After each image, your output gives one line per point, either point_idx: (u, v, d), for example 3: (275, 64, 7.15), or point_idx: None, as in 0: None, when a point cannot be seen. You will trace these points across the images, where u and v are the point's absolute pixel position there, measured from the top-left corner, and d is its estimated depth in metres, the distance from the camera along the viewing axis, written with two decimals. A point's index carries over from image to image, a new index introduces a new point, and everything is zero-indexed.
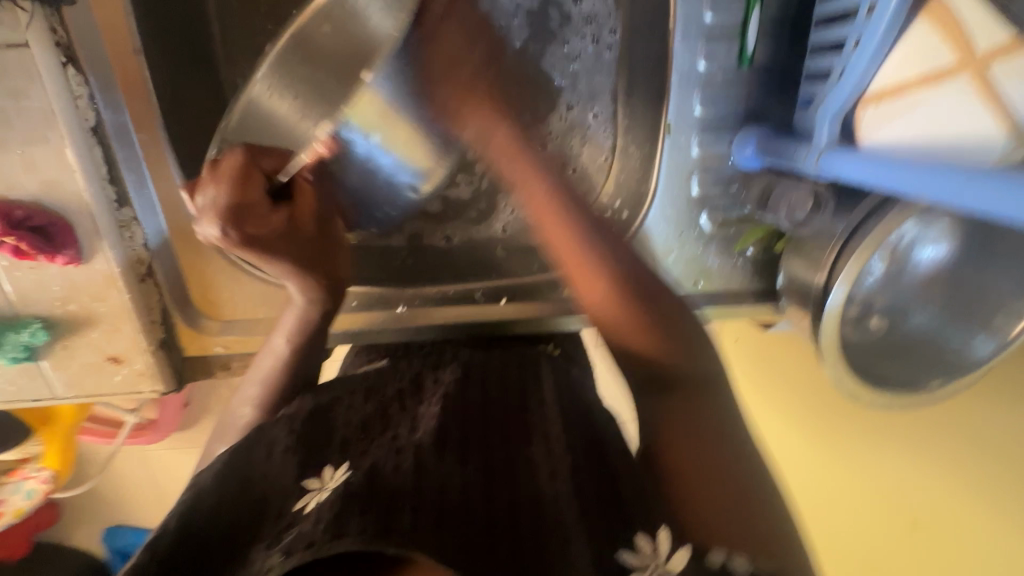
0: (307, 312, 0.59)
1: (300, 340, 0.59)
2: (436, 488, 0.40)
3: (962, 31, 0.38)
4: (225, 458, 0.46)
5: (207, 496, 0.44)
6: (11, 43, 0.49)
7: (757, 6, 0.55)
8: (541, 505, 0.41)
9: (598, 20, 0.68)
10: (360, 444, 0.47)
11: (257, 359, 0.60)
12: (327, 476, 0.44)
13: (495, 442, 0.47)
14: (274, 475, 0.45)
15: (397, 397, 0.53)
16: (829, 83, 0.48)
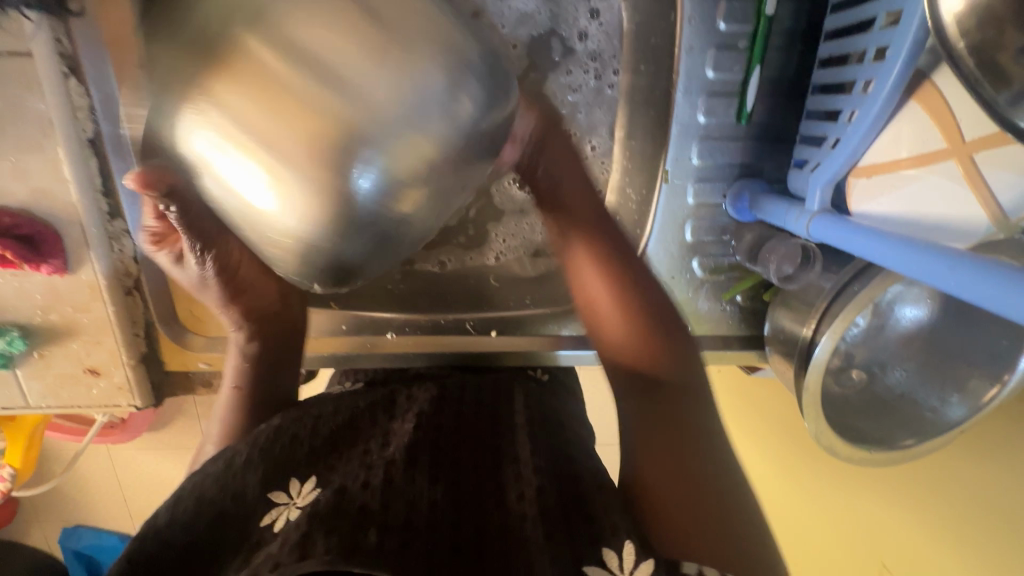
0: (244, 353, 0.58)
1: (245, 381, 0.58)
2: (406, 507, 0.39)
3: (952, 120, 0.39)
4: (193, 479, 0.44)
5: (163, 515, 0.42)
6: (14, 52, 0.49)
7: (759, 66, 0.57)
8: (509, 526, 0.41)
9: (603, 58, 0.68)
10: (329, 457, 0.46)
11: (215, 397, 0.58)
12: (294, 491, 0.42)
13: (464, 461, 0.47)
14: (234, 490, 0.43)
15: (369, 411, 0.53)
16: (823, 149, 0.50)
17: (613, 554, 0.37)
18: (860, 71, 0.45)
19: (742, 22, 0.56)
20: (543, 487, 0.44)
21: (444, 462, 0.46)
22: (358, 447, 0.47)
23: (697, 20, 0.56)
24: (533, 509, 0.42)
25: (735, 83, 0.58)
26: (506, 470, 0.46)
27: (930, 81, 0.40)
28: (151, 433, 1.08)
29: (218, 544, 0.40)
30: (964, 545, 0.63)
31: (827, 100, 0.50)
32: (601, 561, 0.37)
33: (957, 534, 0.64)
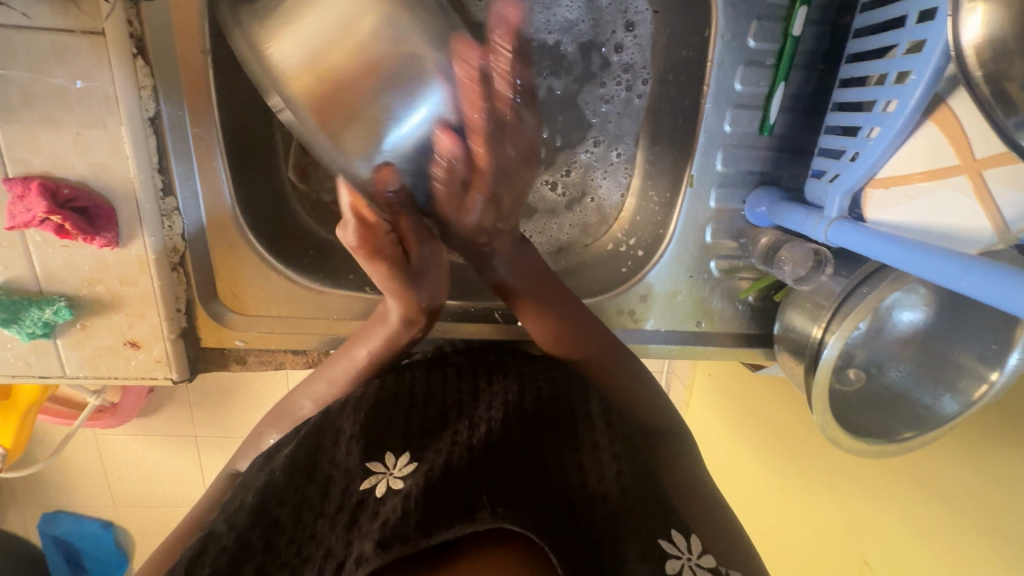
0: (397, 334, 0.62)
1: (377, 358, 0.63)
2: (505, 484, 0.48)
3: (965, 139, 0.43)
4: (294, 450, 0.53)
5: (277, 476, 0.51)
6: (89, 31, 0.51)
7: (783, 83, 0.61)
8: (595, 495, 0.50)
9: (634, 69, 0.73)
10: (422, 437, 0.54)
11: (334, 361, 0.64)
12: (390, 463, 0.51)
13: (550, 445, 0.55)
14: (341, 459, 0.53)
15: (456, 404, 0.59)
16: (842, 161, 0.55)
17: (682, 538, 0.47)
18: (880, 92, 0.50)
19: (769, 41, 0.60)
20: (621, 470, 0.52)
21: (532, 445, 0.54)
22: (449, 427, 0.56)
23: (729, 36, 0.60)
24: (614, 487, 0.51)
25: (760, 97, 0.63)
26: (585, 452, 0.54)
27: (947, 104, 0.44)
28: (145, 414, 1.08)
29: (327, 497, 0.51)
30: (951, 538, 0.66)
31: (847, 116, 0.55)
32: (670, 538, 0.47)
33: (947, 537, 0.67)
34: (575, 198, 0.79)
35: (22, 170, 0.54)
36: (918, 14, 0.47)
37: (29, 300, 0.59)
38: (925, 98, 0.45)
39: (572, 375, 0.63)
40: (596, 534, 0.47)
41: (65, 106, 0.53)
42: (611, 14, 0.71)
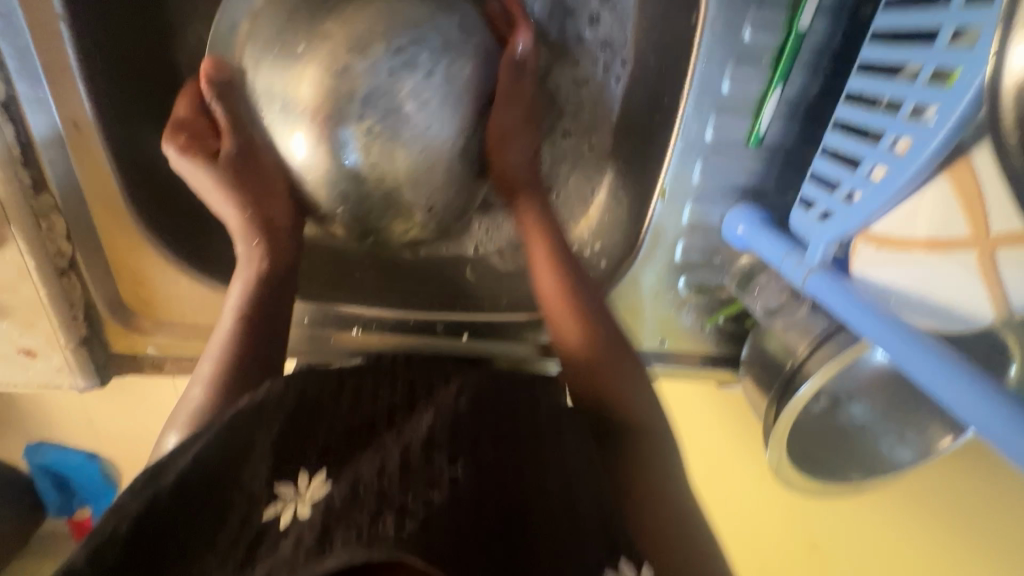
0: (234, 338, 0.55)
1: (222, 375, 0.54)
2: (426, 486, 0.43)
3: (983, 206, 0.35)
4: (190, 461, 0.46)
5: (166, 497, 0.45)
6: None
7: (781, 85, 0.51)
8: (545, 502, 0.45)
9: (613, 48, 0.62)
10: (343, 453, 0.48)
11: (210, 335, 0.56)
12: (301, 486, 0.45)
13: (487, 445, 0.48)
14: (245, 484, 0.46)
15: (388, 412, 0.52)
16: (834, 196, 0.47)
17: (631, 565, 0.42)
18: (890, 125, 0.41)
19: (770, 32, 0.49)
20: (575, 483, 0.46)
21: (468, 446, 0.47)
22: (374, 443, 0.49)
23: (719, 26, 0.49)
24: (562, 501, 0.45)
25: (750, 102, 0.52)
26: (535, 461, 0.48)
27: (969, 157, 0.36)
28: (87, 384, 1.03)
29: (222, 525, 0.44)
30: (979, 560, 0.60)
31: (847, 142, 0.46)
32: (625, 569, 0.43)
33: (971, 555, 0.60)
34: None
35: None
36: (953, 30, 0.36)
37: None
38: (943, 149, 0.36)
39: (531, 377, 0.57)
40: (521, 547, 0.42)
41: None
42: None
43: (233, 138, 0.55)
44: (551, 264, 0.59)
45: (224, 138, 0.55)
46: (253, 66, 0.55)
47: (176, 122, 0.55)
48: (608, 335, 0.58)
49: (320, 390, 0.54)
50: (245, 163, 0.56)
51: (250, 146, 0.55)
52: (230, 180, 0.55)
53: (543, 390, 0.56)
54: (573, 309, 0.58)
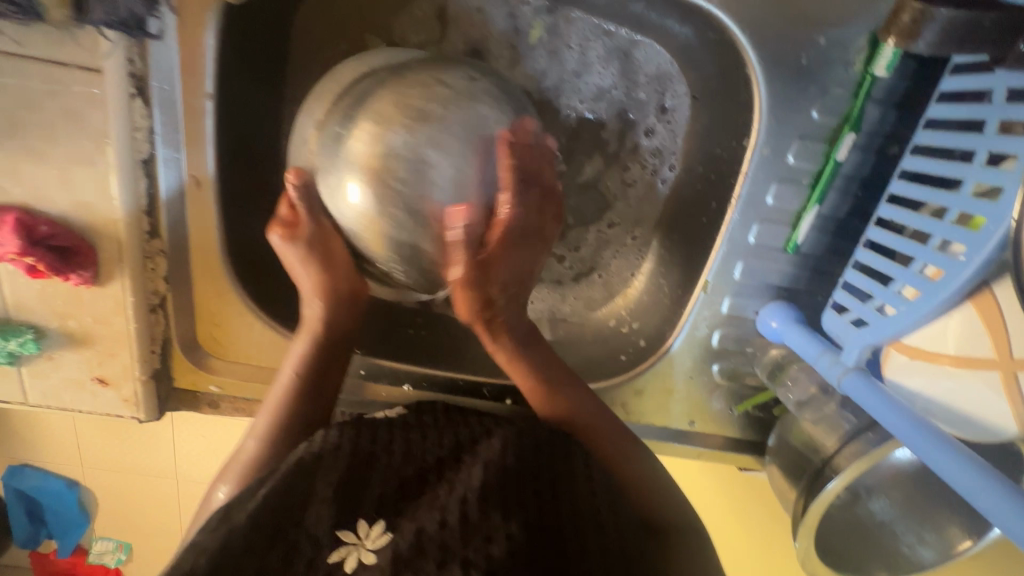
0: (292, 389, 0.61)
1: (280, 421, 0.60)
2: (483, 541, 0.46)
3: (1005, 332, 0.41)
4: (260, 503, 0.48)
5: (238, 539, 0.46)
6: (84, 66, 0.47)
7: (816, 205, 0.58)
8: (578, 553, 0.49)
9: (664, 155, 0.71)
10: (397, 503, 0.51)
11: (271, 386, 0.62)
12: (362, 533, 0.48)
13: (531, 500, 0.51)
14: (309, 525, 0.49)
15: (437, 466, 0.55)
16: (868, 307, 0.52)
17: None
18: (919, 253, 0.47)
19: (812, 160, 0.57)
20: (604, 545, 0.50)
21: (516, 500, 0.50)
22: (427, 490, 0.53)
23: (768, 151, 0.56)
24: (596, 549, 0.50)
25: (790, 214, 0.59)
26: (572, 516, 0.51)
27: (990, 289, 0.42)
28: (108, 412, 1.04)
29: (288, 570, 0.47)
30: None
31: (879, 261, 0.52)
32: None
33: None
34: (584, 274, 0.77)
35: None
36: (975, 183, 0.43)
37: None
38: (972, 282, 0.42)
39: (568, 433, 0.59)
40: None
41: (50, 140, 0.50)
42: (647, 91, 0.68)
43: (312, 225, 0.59)
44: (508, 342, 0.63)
45: (303, 220, 0.59)
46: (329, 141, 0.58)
47: (279, 217, 0.60)
48: (597, 422, 0.61)
49: (375, 438, 0.56)
50: (338, 250, 0.61)
51: (324, 231, 0.60)
52: (316, 259, 0.60)
53: (585, 449, 0.57)
54: (547, 400, 0.62)
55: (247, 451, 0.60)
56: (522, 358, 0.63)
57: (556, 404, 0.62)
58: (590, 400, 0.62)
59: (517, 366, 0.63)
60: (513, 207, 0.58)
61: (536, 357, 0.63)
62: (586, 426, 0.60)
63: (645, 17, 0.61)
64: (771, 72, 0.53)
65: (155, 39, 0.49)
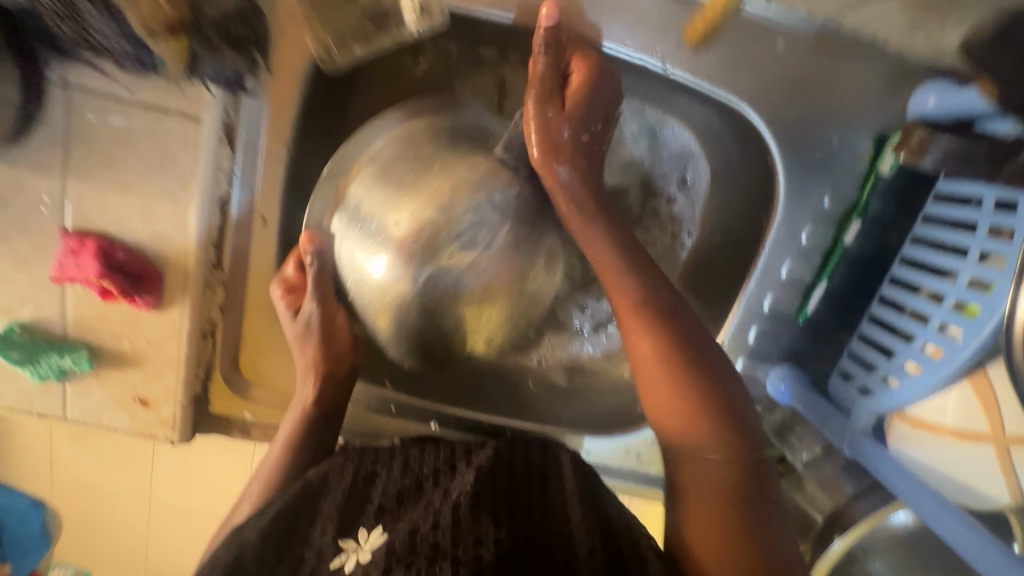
0: (296, 448, 0.63)
1: (285, 462, 0.62)
2: (472, 541, 0.45)
3: (997, 411, 0.47)
4: (271, 520, 0.53)
5: (249, 554, 0.50)
6: (186, 114, 0.53)
7: (826, 280, 0.64)
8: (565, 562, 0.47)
9: (683, 222, 0.72)
10: (394, 511, 0.53)
11: (275, 434, 0.65)
12: (361, 538, 0.50)
13: (519, 508, 0.50)
14: (313, 537, 0.52)
15: (431, 474, 0.56)
16: (872, 376, 0.59)
17: None
18: (922, 332, 0.53)
19: (822, 240, 0.63)
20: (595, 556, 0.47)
21: (503, 508, 0.49)
22: (421, 500, 0.53)
23: (782, 230, 0.63)
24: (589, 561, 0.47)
25: (801, 287, 0.65)
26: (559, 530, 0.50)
27: (985, 371, 0.47)
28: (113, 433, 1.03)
29: None
30: None
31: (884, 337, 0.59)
32: None
33: None
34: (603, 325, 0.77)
35: (81, 225, 0.55)
36: (969, 277, 0.50)
37: (52, 345, 0.58)
38: (972, 363, 0.48)
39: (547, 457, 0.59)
40: None
41: (141, 175, 0.54)
42: (672, 164, 0.70)
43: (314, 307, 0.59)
44: (619, 273, 0.51)
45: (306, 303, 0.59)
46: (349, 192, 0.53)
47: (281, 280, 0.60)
48: (718, 399, 0.50)
49: (380, 458, 0.59)
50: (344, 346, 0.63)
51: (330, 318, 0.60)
52: (315, 343, 0.61)
53: (562, 466, 0.58)
54: (670, 377, 0.50)
55: (249, 495, 0.62)
56: (643, 308, 0.51)
57: (668, 386, 0.50)
58: (683, 349, 0.51)
59: (647, 353, 0.51)
60: (570, 162, 0.49)
61: (637, 270, 0.51)
62: (661, 374, 0.50)
63: (673, 98, 0.64)
64: (787, 160, 0.61)
65: (249, 95, 0.54)
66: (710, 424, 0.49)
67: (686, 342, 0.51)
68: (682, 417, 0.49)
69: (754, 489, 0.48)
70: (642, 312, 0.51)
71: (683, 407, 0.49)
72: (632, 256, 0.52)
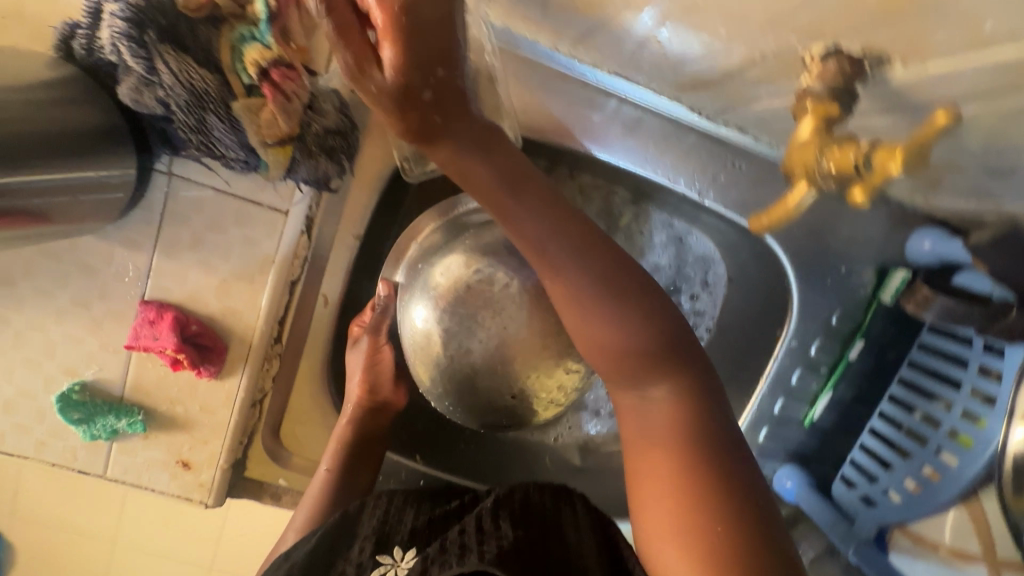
0: (328, 483, 0.65)
1: (319, 505, 0.63)
2: (494, 544, 0.46)
3: (989, 534, 0.56)
4: (311, 545, 0.54)
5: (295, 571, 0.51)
6: (276, 208, 0.59)
7: (830, 390, 0.70)
8: None
9: (703, 317, 0.75)
10: (425, 537, 0.53)
11: (308, 484, 0.66)
12: (399, 557, 0.51)
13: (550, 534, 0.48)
14: (351, 557, 0.52)
15: (459, 509, 0.58)
16: (872, 486, 0.65)
17: None
18: (921, 453, 0.61)
19: (829, 354, 0.70)
20: None
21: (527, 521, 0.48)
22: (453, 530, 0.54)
23: (795, 342, 0.70)
24: None
25: (808, 394, 0.71)
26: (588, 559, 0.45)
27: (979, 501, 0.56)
28: None
29: None
30: None
31: (879, 449, 0.66)
32: None
33: None
34: None
35: (159, 296, 0.59)
36: (962, 410, 0.58)
37: (109, 407, 0.61)
38: (971, 486, 0.56)
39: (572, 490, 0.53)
40: None
41: (224, 258, 0.59)
42: (694, 268, 0.74)
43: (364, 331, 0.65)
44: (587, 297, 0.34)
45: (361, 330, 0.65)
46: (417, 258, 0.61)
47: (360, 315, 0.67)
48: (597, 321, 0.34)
49: (411, 494, 0.61)
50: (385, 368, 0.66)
51: (375, 347, 0.65)
52: (366, 370, 0.66)
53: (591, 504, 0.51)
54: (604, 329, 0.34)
55: (282, 546, 0.62)
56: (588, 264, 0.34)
57: (602, 344, 0.35)
58: (572, 239, 0.34)
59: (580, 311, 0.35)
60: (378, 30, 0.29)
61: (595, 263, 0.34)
62: (567, 303, 0.35)
63: (698, 212, 0.70)
64: (800, 283, 0.68)
65: (332, 193, 0.60)
66: (638, 356, 0.35)
67: (593, 246, 0.34)
68: (597, 351, 0.35)
69: (720, 452, 0.34)
70: (485, 173, 0.31)
71: (591, 317, 0.34)
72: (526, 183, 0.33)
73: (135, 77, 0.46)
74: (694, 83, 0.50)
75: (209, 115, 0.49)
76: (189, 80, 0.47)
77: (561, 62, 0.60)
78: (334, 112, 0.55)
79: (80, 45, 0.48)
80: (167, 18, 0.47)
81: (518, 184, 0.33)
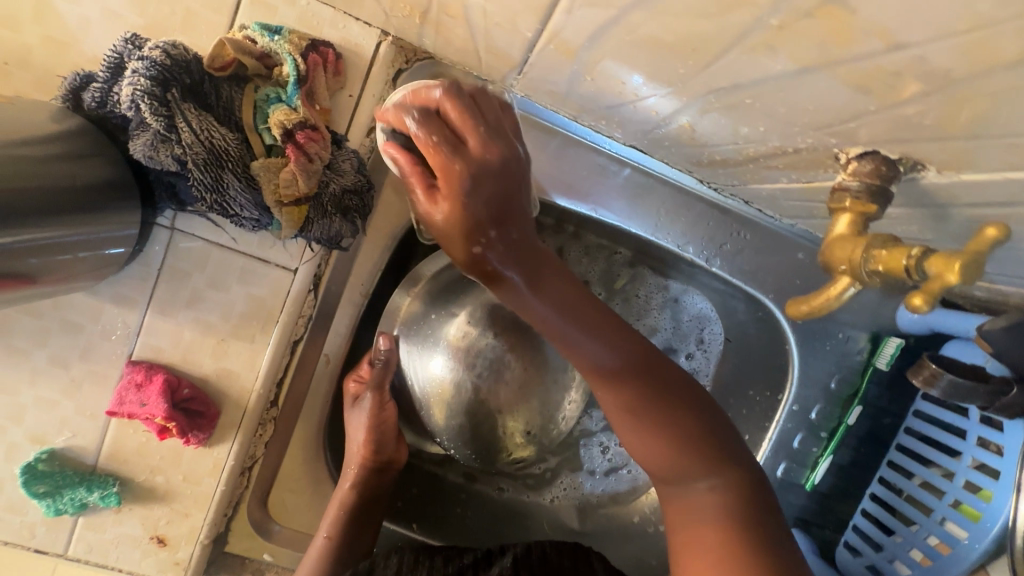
0: (330, 551, 0.61)
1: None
2: None
3: None
4: None
5: None
6: (284, 266, 0.56)
7: (831, 455, 0.71)
8: None
9: (699, 375, 0.76)
10: None
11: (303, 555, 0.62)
12: None
13: None
14: None
15: (472, 565, 0.58)
16: (880, 555, 0.66)
17: None
18: (925, 522, 0.61)
19: (828, 420, 0.71)
20: None
21: None
22: None
23: (796, 406, 0.71)
24: None
25: (808, 459, 0.72)
26: None
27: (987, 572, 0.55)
28: None
29: None
30: None
31: (884, 517, 0.66)
32: None
33: None
34: (616, 468, 0.81)
35: (149, 356, 0.55)
36: (964, 479, 0.59)
37: (79, 478, 0.55)
38: (976, 561, 0.55)
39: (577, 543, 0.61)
40: None
41: (224, 317, 0.56)
42: (690, 326, 0.75)
43: (370, 391, 0.64)
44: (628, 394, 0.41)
45: (365, 388, 0.64)
46: (418, 314, 0.68)
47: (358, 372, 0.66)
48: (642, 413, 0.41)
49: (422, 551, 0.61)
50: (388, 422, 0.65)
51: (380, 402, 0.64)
52: (368, 427, 0.65)
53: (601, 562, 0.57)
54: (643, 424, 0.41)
55: None
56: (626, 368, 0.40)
57: (646, 437, 0.41)
58: (595, 329, 0.39)
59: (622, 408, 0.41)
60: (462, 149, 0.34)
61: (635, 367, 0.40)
62: (618, 406, 0.41)
63: (696, 274, 0.71)
64: (801, 347, 0.69)
65: (342, 251, 0.59)
66: (671, 437, 0.41)
67: (639, 355, 0.41)
68: (641, 442, 0.42)
69: (758, 518, 0.40)
70: (510, 273, 0.36)
71: (629, 413, 0.41)
72: (573, 299, 0.38)
73: (150, 133, 0.44)
74: (712, 162, 0.52)
75: (226, 174, 0.46)
76: (210, 139, 0.45)
77: (578, 132, 0.61)
78: (352, 172, 0.53)
79: (92, 97, 0.46)
80: (191, 76, 0.46)
81: (538, 277, 0.37)
